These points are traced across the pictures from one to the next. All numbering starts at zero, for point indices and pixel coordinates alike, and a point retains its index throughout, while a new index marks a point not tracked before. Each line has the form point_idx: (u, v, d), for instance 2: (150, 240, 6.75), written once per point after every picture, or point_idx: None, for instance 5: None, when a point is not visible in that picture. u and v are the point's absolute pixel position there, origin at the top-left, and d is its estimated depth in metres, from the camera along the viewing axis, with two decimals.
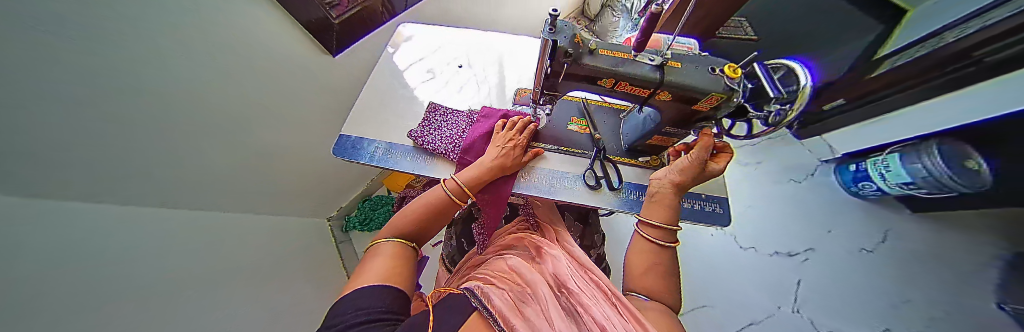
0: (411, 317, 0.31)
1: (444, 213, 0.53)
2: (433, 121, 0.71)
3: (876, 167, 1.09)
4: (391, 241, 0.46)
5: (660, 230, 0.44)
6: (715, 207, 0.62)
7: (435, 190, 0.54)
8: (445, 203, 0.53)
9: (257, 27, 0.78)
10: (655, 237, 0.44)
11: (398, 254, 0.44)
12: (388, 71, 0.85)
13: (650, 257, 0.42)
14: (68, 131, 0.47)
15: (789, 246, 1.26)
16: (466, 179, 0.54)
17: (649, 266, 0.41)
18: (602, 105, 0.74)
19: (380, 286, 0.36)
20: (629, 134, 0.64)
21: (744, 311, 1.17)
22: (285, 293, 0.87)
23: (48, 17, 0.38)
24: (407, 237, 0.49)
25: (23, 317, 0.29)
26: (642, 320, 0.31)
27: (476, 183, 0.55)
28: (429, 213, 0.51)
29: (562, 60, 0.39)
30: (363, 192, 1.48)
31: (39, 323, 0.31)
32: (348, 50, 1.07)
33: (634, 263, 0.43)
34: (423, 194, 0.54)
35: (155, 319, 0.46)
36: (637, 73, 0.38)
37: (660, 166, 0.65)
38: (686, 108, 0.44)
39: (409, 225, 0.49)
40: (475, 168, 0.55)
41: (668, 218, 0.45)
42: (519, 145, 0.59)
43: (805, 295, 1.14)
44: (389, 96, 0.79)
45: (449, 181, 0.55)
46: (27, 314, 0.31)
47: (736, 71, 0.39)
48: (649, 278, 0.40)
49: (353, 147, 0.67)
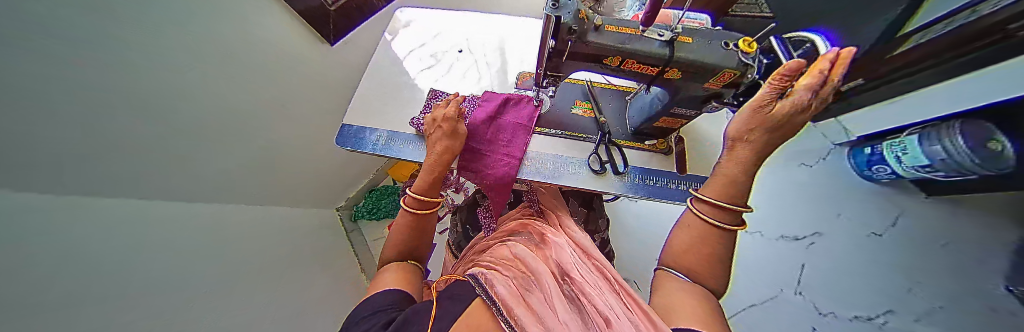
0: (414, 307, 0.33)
1: (422, 229, 0.51)
2: (436, 107, 0.70)
3: (892, 150, 1.04)
4: (394, 262, 0.48)
5: (715, 209, 0.33)
6: None
7: (400, 216, 0.50)
8: (411, 219, 0.50)
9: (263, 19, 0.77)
10: (713, 217, 0.33)
11: (404, 268, 0.46)
12: (387, 58, 0.83)
13: (702, 235, 0.34)
14: (96, 137, 0.46)
15: (796, 230, 1.25)
16: (420, 191, 0.50)
17: (698, 245, 0.33)
18: (607, 87, 0.71)
19: (395, 290, 0.39)
20: (633, 117, 0.63)
21: (747, 293, 1.18)
22: (308, 277, 0.91)
23: (90, 35, 0.41)
24: (404, 254, 0.49)
25: (62, 305, 0.31)
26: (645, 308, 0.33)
27: (427, 180, 0.51)
28: (408, 234, 0.49)
29: (566, 38, 0.38)
30: (369, 183, 1.44)
31: (83, 303, 0.34)
32: (348, 37, 1.06)
33: (678, 239, 0.36)
34: (393, 225, 0.50)
35: (192, 299, 0.50)
36: (646, 49, 0.36)
37: (665, 149, 0.64)
38: (696, 87, 0.42)
39: (401, 247, 0.48)
40: (423, 173, 0.51)
41: (725, 196, 0.33)
42: (443, 119, 0.54)
43: (812, 278, 1.13)
44: (389, 83, 0.78)
45: (405, 200, 0.51)
46: (79, 291, 0.34)
47: (750, 45, 0.37)
48: (694, 258, 0.33)
49: (356, 136, 0.67)
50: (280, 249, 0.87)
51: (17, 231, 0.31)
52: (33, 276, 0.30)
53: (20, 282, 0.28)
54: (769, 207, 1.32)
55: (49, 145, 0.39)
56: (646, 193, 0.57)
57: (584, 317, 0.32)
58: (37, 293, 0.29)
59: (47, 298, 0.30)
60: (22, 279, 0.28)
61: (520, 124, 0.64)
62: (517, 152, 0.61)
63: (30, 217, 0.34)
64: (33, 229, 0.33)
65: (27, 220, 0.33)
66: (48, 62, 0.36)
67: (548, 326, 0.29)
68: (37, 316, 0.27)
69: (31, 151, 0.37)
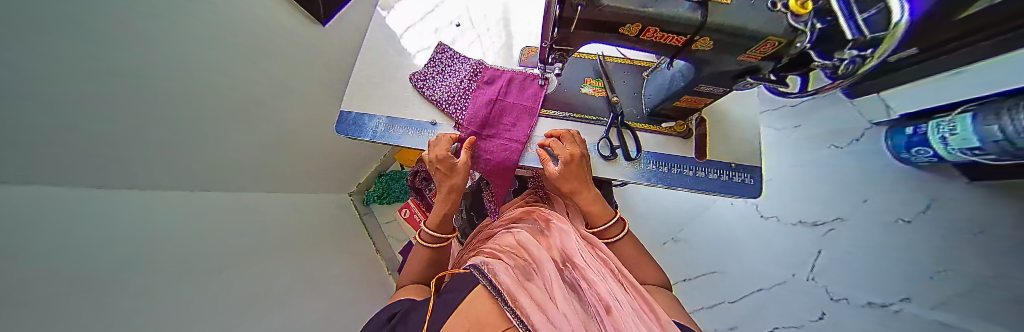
0: (417, 312, 0.33)
1: (441, 259, 0.53)
2: (432, 84, 0.66)
3: (940, 131, 0.94)
4: (412, 285, 0.47)
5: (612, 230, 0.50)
6: (744, 177, 0.55)
7: (415, 248, 0.53)
8: (429, 248, 0.52)
9: (257, 6, 0.68)
10: (609, 235, 0.50)
11: (418, 289, 0.46)
12: (382, 36, 0.75)
13: (626, 251, 0.50)
14: (94, 138, 0.41)
15: (815, 215, 1.16)
16: (436, 228, 0.52)
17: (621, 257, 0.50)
18: (622, 62, 0.65)
19: (402, 300, 0.40)
20: (651, 96, 0.57)
21: (757, 278, 1.16)
22: (327, 258, 0.96)
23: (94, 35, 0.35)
24: (424, 282, 0.50)
25: (115, 295, 0.33)
26: (651, 302, 0.35)
27: (446, 212, 0.52)
28: (426, 266, 0.51)
29: (574, 1, 0.31)
30: (379, 167, 1.40)
31: (134, 295, 0.36)
32: (340, 16, 0.96)
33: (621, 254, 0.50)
34: (410, 257, 0.52)
35: (224, 283, 0.54)
36: (673, 14, 0.30)
37: (685, 132, 0.58)
38: (730, 59, 0.36)
39: (423, 279, 0.50)
40: (436, 211, 0.53)
41: (603, 218, 0.50)
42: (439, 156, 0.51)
43: (826, 265, 1.07)
44: (384, 64, 0.71)
45: (421, 235, 0.52)
46: (124, 288, 0.35)
47: (805, 5, 0.29)
48: (637, 269, 0.48)
49: (355, 124, 0.64)
50: (299, 233, 0.90)
51: (59, 234, 0.32)
52: (83, 270, 0.32)
53: (60, 278, 0.29)
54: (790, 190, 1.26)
55: (72, 154, 0.39)
56: (659, 181, 0.54)
57: (588, 313, 0.33)
58: (75, 282, 0.30)
59: (93, 287, 0.32)
60: (63, 277, 0.29)
61: (522, 106, 0.60)
62: (520, 137, 0.58)
63: (69, 213, 0.36)
64: (76, 227, 0.35)
65: (69, 222, 0.35)
66: (92, 73, 0.36)
67: (551, 316, 0.29)
68: (84, 307, 0.29)
69: (59, 155, 0.37)
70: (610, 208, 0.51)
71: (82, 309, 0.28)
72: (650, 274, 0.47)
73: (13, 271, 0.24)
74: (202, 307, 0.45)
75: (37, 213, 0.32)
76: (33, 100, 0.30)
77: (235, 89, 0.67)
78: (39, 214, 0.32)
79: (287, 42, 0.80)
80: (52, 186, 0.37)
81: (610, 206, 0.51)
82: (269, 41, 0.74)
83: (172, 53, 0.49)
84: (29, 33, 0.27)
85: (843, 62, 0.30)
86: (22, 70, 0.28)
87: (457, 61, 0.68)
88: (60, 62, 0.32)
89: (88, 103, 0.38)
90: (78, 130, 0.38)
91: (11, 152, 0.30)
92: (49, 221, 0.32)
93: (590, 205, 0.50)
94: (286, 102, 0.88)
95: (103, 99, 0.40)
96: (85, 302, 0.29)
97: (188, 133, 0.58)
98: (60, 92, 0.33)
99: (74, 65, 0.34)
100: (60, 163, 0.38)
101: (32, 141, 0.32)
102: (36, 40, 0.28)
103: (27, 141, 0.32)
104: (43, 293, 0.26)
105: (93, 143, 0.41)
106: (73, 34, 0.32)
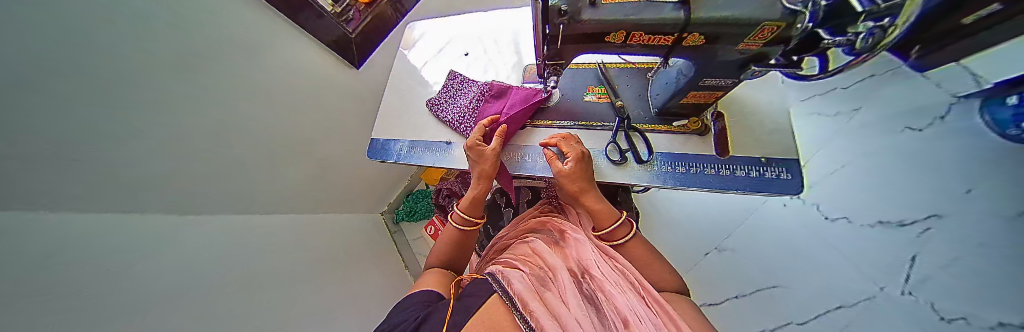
0: (438, 309, 0.36)
1: (466, 243, 0.57)
2: (445, 107, 0.72)
3: None
4: (434, 270, 0.50)
5: (623, 229, 0.48)
6: (779, 172, 0.50)
7: (449, 232, 0.57)
8: (462, 236, 0.56)
9: (288, 57, 0.80)
10: (623, 234, 0.48)
11: (440, 278, 0.48)
12: (404, 72, 0.85)
13: (644, 249, 0.47)
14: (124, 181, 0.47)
15: (899, 211, 0.89)
16: (467, 214, 0.56)
17: (639, 258, 0.46)
18: (625, 66, 0.65)
19: (428, 291, 0.43)
20: (657, 97, 0.56)
21: (833, 292, 0.91)
22: (357, 272, 1.02)
23: (78, 69, 0.37)
24: (447, 266, 0.53)
25: (115, 306, 0.37)
26: (673, 314, 0.31)
27: (474, 207, 0.56)
28: (452, 247, 0.55)
29: (557, 20, 0.34)
30: (406, 187, 1.49)
31: (151, 322, 0.39)
32: (370, 58, 1.09)
33: (639, 254, 0.47)
34: (438, 240, 0.57)
35: (242, 295, 0.59)
36: (654, 16, 0.31)
37: (700, 129, 0.55)
38: (729, 49, 0.35)
39: (444, 264, 0.53)
40: (466, 200, 0.57)
41: (607, 219, 0.48)
42: (483, 153, 0.55)
43: (951, 283, 0.74)
44: (406, 94, 0.80)
45: (452, 217, 0.57)
46: (141, 315, 0.39)
47: None
48: (654, 270, 0.44)
49: (382, 148, 0.73)
50: (333, 251, 0.98)
51: (87, 268, 0.36)
52: (98, 278, 0.37)
53: (67, 287, 0.33)
54: (878, 184, 0.97)
55: (115, 186, 0.46)
56: (675, 182, 0.51)
57: (602, 322, 0.31)
58: (81, 290, 0.34)
59: (99, 296, 0.35)
60: (69, 295, 0.32)
61: (516, 108, 0.62)
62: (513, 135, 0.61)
63: (92, 232, 0.41)
64: (98, 243, 0.41)
65: (103, 254, 0.40)
66: (96, 116, 0.41)
67: (563, 321, 0.29)
68: (82, 314, 0.32)
69: (66, 185, 0.39)
70: (615, 208, 0.50)
71: (80, 315, 0.32)
72: (665, 277, 0.43)
73: (19, 285, 0.28)
74: (209, 317, 0.49)
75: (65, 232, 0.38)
76: (6, 108, 0.29)
77: (249, 126, 0.74)
78: (64, 240, 0.37)
79: (317, 83, 0.93)
80: (104, 224, 0.44)
81: (614, 205, 0.50)
82: (293, 84, 0.84)
83: (192, 103, 0.57)
84: (25, 88, 0.31)
85: (859, 36, 0.27)
86: (25, 103, 0.31)
87: (467, 84, 0.74)
88: (77, 91, 0.37)
89: (112, 150, 0.44)
90: (115, 169, 0.46)
91: (6, 185, 0.32)
92: (81, 256, 0.37)
93: (599, 210, 0.49)
94: (313, 134, 0.98)
95: (104, 136, 0.43)
96: (92, 311, 0.33)
97: (212, 170, 0.66)
98: (65, 113, 0.36)
99: (71, 95, 0.36)
100: (102, 196, 0.45)
101: (27, 180, 0.34)
102: (54, 89, 0.34)
103: (60, 178, 0.38)
104: (43, 299, 0.29)
105: (136, 177, 0.49)
106: (85, 85, 0.38)
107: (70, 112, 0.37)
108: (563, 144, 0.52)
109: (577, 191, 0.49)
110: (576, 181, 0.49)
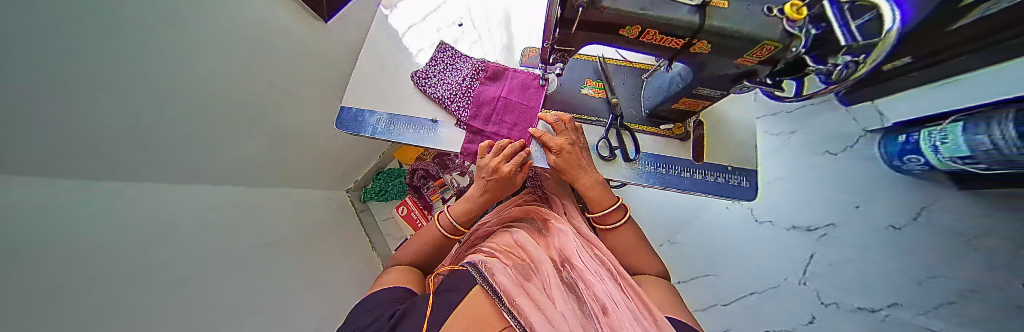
0: (410, 307, 0.34)
1: (444, 242, 0.56)
2: (434, 82, 0.66)
3: (931, 138, 0.86)
4: (399, 267, 0.49)
5: (619, 213, 0.50)
6: (740, 179, 0.56)
7: (430, 233, 0.55)
8: (440, 240, 0.55)
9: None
10: (613, 218, 0.51)
11: (404, 274, 0.46)
12: (384, 34, 0.73)
13: (632, 233, 0.51)
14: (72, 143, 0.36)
15: (809, 219, 1.09)
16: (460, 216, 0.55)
17: (630, 242, 0.50)
18: (622, 64, 0.66)
19: (395, 288, 0.41)
20: (649, 99, 0.58)
21: (750, 281, 1.10)
22: (324, 254, 0.93)
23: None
24: (416, 265, 0.52)
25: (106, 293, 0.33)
26: (647, 300, 0.34)
27: (468, 216, 0.56)
28: (425, 247, 0.54)
29: (576, 3, 0.32)
30: (377, 165, 1.34)
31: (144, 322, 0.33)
32: (340, 14, 0.94)
33: (622, 241, 0.50)
34: (415, 238, 0.55)
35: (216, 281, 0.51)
36: (673, 17, 0.31)
37: (682, 134, 0.59)
38: (727, 63, 0.37)
39: (411, 260, 0.52)
40: (462, 200, 0.57)
41: (607, 198, 0.50)
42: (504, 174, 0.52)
43: (840, 275, 0.96)
44: (387, 62, 0.70)
45: (444, 223, 0.55)
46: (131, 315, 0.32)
47: (799, 10, 0.31)
48: (640, 255, 0.49)
49: (355, 120, 0.64)
50: (298, 230, 0.88)
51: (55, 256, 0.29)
52: (64, 270, 0.29)
53: (62, 274, 0.29)
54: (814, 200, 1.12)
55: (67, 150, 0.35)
56: (657, 182, 0.55)
57: (584, 311, 0.33)
58: (75, 277, 0.30)
59: (69, 287, 0.29)
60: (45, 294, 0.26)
61: (511, 100, 0.62)
62: (512, 120, 0.61)
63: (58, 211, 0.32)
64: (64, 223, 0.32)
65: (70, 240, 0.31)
66: (47, 57, 0.30)
67: (547, 313, 0.30)
68: (60, 310, 0.26)
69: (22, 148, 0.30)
70: (613, 193, 0.51)
71: (58, 312, 0.26)
72: (645, 260, 0.48)
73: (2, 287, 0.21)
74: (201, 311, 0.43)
75: (63, 207, 0.34)
76: None
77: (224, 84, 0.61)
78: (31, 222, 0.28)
79: (286, 34, 0.77)
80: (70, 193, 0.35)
81: (614, 192, 0.51)
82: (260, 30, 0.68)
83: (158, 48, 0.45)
84: None
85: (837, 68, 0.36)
86: None
87: (459, 60, 0.69)
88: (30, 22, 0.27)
89: (72, 93, 0.34)
90: (73, 124, 0.35)
91: None
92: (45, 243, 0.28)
93: (597, 198, 0.50)
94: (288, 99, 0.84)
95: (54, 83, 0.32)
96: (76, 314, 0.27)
97: (183, 133, 0.54)
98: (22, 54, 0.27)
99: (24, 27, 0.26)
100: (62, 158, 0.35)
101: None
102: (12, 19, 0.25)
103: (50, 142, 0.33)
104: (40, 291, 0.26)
105: (108, 142, 0.40)
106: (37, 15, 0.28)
107: (23, 51, 0.27)
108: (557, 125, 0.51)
109: (574, 178, 0.51)
110: (567, 163, 0.50)
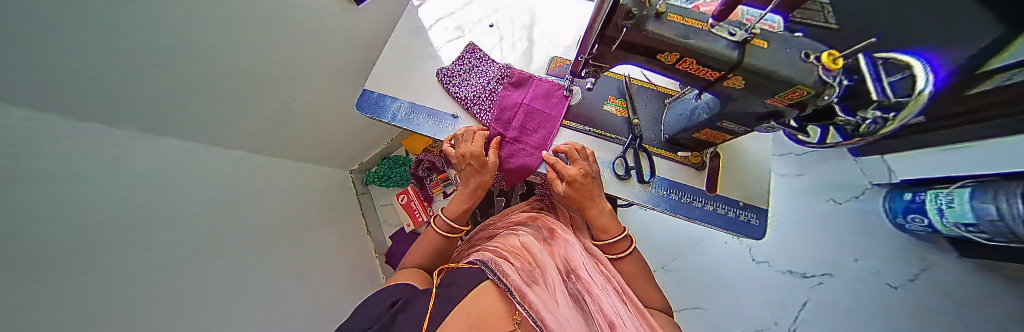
0: (418, 300, 0.34)
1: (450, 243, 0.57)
2: (460, 78, 0.67)
3: (937, 201, 0.80)
4: (409, 269, 0.49)
5: (624, 242, 0.50)
6: (751, 217, 0.56)
7: (434, 234, 0.55)
8: (442, 240, 0.55)
9: None
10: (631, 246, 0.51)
11: (416, 275, 0.47)
12: (411, 26, 0.75)
13: (640, 258, 0.51)
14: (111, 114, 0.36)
15: (808, 266, 1.09)
16: (453, 218, 0.57)
17: (639, 267, 0.50)
18: (647, 86, 0.66)
19: (401, 284, 0.41)
20: (669, 124, 0.58)
21: (736, 318, 1.11)
22: (323, 238, 0.93)
23: None
24: (423, 267, 0.52)
25: (111, 268, 0.33)
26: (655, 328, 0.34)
27: (460, 215, 0.57)
28: (433, 251, 0.54)
29: (621, 22, 0.33)
30: (382, 151, 1.35)
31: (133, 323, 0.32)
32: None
33: (629, 269, 0.50)
34: (422, 238, 0.55)
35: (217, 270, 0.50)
36: (711, 48, 0.32)
37: (699, 163, 0.59)
38: (756, 100, 0.38)
39: (421, 263, 0.52)
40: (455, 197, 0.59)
41: (615, 227, 0.51)
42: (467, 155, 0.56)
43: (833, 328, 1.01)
44: (415, 52, 0.72)
45: (437, 222, 0.56)
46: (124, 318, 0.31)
47: (836, 61, 0.32)
48: (647, 287, 0.48)
49: (376, 104, 0.66)
50: (298, 211, 0.87)
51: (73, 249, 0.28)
52: (75, 267, 0.28)
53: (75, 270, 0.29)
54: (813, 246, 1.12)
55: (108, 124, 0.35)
56: (666, 207, 0.55)
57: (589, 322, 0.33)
58: (87, 271, 0.30)
59: (75, 284, 0.28)
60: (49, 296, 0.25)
61: (533, 107, 0.63)
62: (531, 126, 0.61)
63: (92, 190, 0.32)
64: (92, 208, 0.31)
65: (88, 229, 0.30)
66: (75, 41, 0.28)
67: (553, 315, 0.30)
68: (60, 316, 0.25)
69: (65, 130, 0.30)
70: (620, 222, 0.52)
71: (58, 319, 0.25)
72: (651, 293, 0.48)
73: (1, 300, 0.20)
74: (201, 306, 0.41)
75: (104, 184, 0.35)
76: None
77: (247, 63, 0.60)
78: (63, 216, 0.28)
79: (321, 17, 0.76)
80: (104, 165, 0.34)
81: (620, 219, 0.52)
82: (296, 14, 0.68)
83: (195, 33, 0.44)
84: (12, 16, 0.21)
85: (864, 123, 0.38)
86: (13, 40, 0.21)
87: (487, 60, 0.70)
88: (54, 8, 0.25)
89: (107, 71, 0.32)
90: (108, 100, 0.34)
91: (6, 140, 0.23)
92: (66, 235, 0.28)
93: (608, 225, 0.51)
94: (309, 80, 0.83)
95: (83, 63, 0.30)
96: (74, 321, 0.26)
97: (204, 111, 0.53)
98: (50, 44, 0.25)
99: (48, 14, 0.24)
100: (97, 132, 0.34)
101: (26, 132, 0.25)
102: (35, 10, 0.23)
103: (77, 117, 0.32)
104: (45, 286, 0.25)
105: (134, 120, 0.40)
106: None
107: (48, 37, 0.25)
108: (568, 153, 0.51)
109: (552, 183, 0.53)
110: (573, 185, 0.50)
